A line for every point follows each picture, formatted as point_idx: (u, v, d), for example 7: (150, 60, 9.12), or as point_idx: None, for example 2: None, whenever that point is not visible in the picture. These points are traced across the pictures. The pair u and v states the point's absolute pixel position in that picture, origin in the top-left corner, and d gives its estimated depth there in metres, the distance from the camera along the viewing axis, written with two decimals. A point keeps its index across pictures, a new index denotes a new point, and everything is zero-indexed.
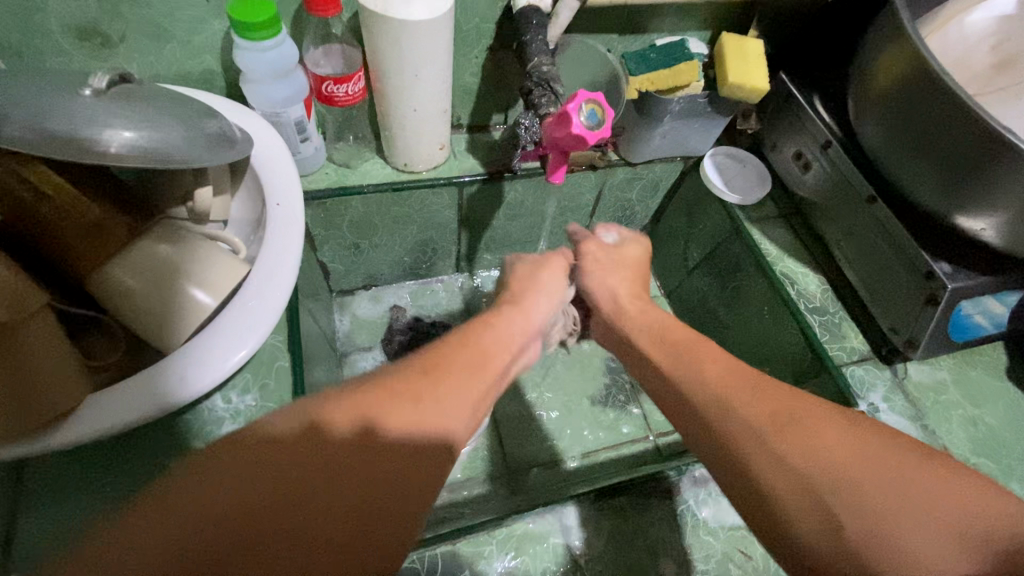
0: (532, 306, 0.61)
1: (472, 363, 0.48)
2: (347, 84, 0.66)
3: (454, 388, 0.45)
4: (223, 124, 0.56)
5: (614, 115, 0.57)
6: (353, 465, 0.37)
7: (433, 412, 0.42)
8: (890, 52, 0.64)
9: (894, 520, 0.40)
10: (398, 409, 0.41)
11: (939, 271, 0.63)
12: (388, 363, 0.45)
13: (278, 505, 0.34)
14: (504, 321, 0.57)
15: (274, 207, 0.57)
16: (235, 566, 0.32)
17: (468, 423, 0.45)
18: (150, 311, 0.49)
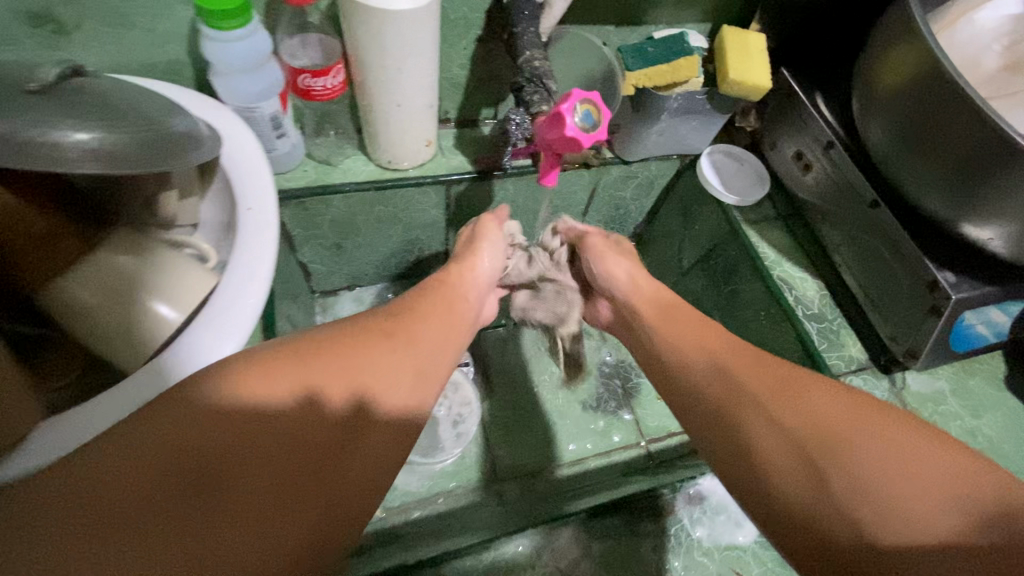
0: (480, 272, 0.67)
1: (431, 322, 0.56)
2: (325, 77, 0.62)
3: (423, 340, 0.53)
4: (190, 122, 0.52)
5: (610, 116, 0.53)
6: (321, 413, 0.43)
7: (399, 372, 0.49)
8: (899, 51, 0.60)
9: (885, 481, 0.41)
10: (372, 368, 0.47)
11: (944, 281, 0.61)
12: (358, 322, 0.52)
13: (252, 441, 0.39)
14: (457, 282, 0.64)
15: (246, 211, 0.54)
16: (226, 501, 0.37)
17: (430, 383, 0.52)
18: (112, 328, 0.46)
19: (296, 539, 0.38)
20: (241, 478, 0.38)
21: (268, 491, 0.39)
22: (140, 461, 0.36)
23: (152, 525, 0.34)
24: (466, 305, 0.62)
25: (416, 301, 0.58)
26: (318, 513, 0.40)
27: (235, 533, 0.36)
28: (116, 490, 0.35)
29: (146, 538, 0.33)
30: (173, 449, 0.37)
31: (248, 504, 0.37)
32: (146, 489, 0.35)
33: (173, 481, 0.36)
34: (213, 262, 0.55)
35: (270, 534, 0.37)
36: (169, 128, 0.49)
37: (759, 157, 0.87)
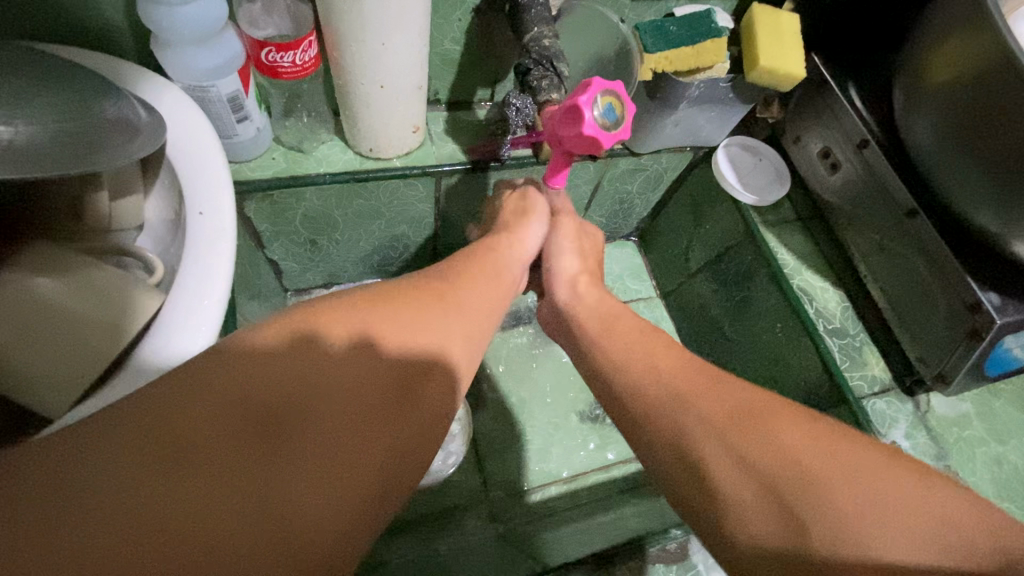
0: (522, 249, 0.57)
1: (475, 281, 0.48)
2: (293, 52, 0.52)
3: (468, 294, 0.45)
4: (125, 107, 0.42)
5: (635, 111, 0.45)
6: (379, 362, 0.37)
7: (455, 332, 0.42)
8: (954, 40, 0.52)
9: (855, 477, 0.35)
10: (403, 312, 0.40)
11: (987, 302, 0.56)
12: (405, 276, 0.45)
13: (315, 391, 0.34)
14: (506, 254, 0.55)
15: (196, 216, 0.44)
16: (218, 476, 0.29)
17: (477, 339, 0.44)
18: (32, 366, 0.39)
19: (370, 500, 0.33)
20: (305, 431, 0.32)
21: (336, 447, 0.33)
22: (185, 411, 0.30)
23: (219, 474, 0.29)
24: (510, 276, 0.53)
25: (461, 263, 0.50)
26: (389, 473, 0.35)
27: (309, 487, 0.31)
28: (173, 435, 0.29)
29: (210, 489, 0.29)
30: (231, 396, 0.32)
31: (317, 460, 0.32)
32: (209, 437, 0.30)
33: (232, 429, 0.31)
34: (161, 272, 0.45)
35: (343, 490, 0.32)
36: (96, 115, 0.39)
37: (779, 152, 0.80)
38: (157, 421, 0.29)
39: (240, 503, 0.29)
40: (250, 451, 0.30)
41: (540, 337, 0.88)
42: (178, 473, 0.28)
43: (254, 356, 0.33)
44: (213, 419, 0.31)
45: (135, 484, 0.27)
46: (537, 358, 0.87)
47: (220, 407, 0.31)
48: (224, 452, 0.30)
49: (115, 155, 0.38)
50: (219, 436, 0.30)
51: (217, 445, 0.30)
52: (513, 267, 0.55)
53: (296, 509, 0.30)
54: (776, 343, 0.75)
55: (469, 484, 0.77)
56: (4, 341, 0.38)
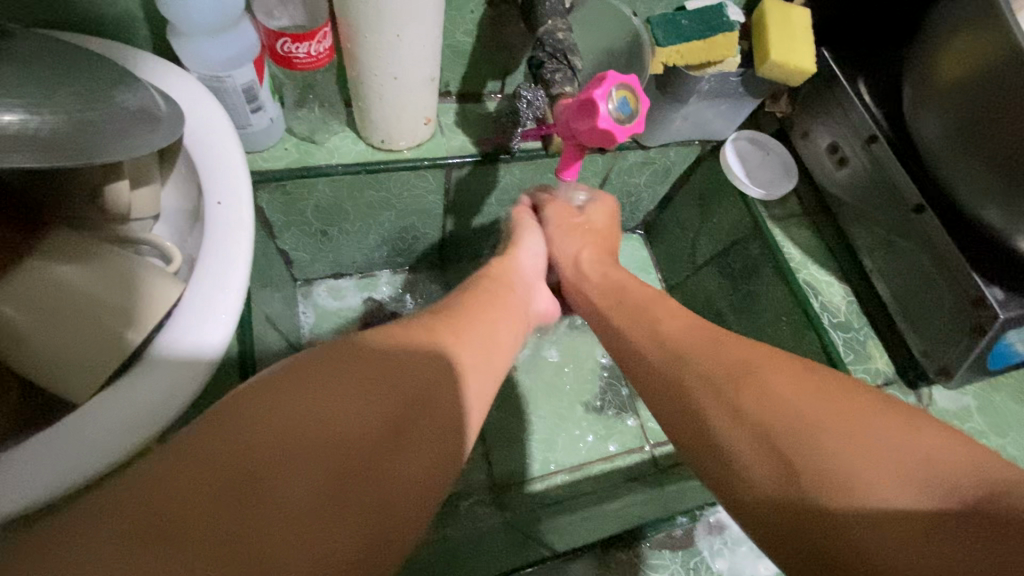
0: (519, 263, 0.59)
1: (482, 307, 0.49)
2: (308, 43, 0.52)
3: (471, 326, 0.46)
4: (145, 96, 0.42)
5: (649, 105, 0.46)
6: (373, 401, 0.36)
7: (452, 364, 0.41)
8: (965, 37, 0.52)
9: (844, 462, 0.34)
10: (401, 345, 0.40)
11: (991, 297, 0.56)
12: (409, 317, 0.45)
13: (306, 442, 0.33)
14: (504, 271, 0.57)
15: (214, 206, 0.45)
16: (209, 539, 0.28)
17: (482, 367, 0.43)
18: (54, 352, 0.40)
19: (368, 550, 0.32)
20: (293, 486, 0.31)
21: (329, 499, 0.32)
22: (174, 473, 0.29)
23: (208, 542, 0.28)
24: (512, 293, 0.54)
25: (465, 298, 0.50)
26: (386, 518, 0.34)
27: (303, 543, 0.30)
28: (160, 506, 0.28)
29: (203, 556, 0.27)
30: (217, 458, 0.30)
31: (310, 515, 0.31)
32: (195, 505, 0.29)
33: (221, 487, 0.30)
34: (179, 261, 0.46)
35: (337, 545, 0.31)
36: (117, 105, 0.40)
37: (786, 146, 0.80)
38: (143, 494, 0.28)
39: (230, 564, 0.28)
40: (240, 514, 0.29)
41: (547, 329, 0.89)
42: (165, 546, 0.27)
43: (239, 413, 0.32)
44: (203, 476, 0.30)
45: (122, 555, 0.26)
46: (543, 350, 0.88)
47: (207, 472, 0.30)
48: (210, 519, 0.29)
49: (135, 146, 0.39)
50: (204, 502, 0.29)
51: (202, 514, 0.28)
52: (518, 287, 0.56)
53: (290, 568, 0.29)
54: (782, 337, 0.76)
55: (476, 472, 0.78)
56: (31, 326, 0.39)
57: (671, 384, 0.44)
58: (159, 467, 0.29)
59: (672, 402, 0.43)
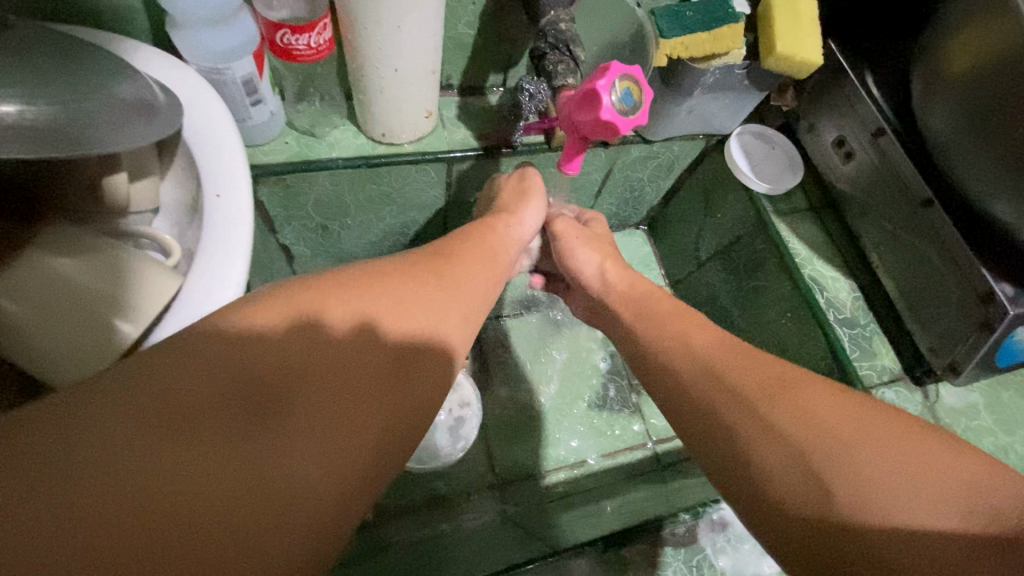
0: (520, 230, 0.57)
1: (475, 259, 0.48)
2: (308, 35, 0.51)
3: (467, 275, 0.45)
4: (142, 88, 0.42)
5: (652, 96, 0.45)
6: (378, 335, 0.36)
7: (452, 312, 0.41)
8: (977, 27, 0.51)
9: (876, 480, 0.33)
10: (398, 287, 0.39)
11: (1001, 293, 0.55)
12: (404, 256, 0.44)
13: (315, 360, 0.33)
14: (501, 231, 0.55)
15: (213, 199, 0.45)
16: (205, 448, 0.28)
17: (474, 316, 0.43)
18: (44, 343, 0.39)
19: (368, 468, 0.33)
20: (294, 413, 0.31)
21: (337, 417, 0.32)
22: (170, 386, 0.29)
23: (213, 449, 0.28)
24: (509, 257, 0.53)
25: (457, 242, 0.49)
26: (387, 442, 0.34)
27: (308, 453, 0.30)
28: (173, 400, 0.28)
29: (200, 465, 0.27)
30: (228, 365, 0.31)
31: (318, 428, 0.31)
32: (198, 411, 0.29)
33: (221, 405, 0.29)
34: (178, 254, 0.45)
35: (341, 459, 0.31)
36: (115, 96, 0.39)
37: (792, 139, 0.79)
38: (152, 393, 0.28)
39: (229, 476, 0.28)
40: (250, 419, 0.30)
41: (549, 324, 0.89)
42: (165, 452, 0.27)
43: (236, 335, 0.32)
44: (204, 391, 0.29)
45: (121, 453, 0.26)
46: (545, 346, 0.87)
47: (215, 385, 0.30)
48: (219, 419, 0.29)
49: (132, 137, 0.39)
50: (215, 403, 0.29)
51: (214, 413, 0.29)
52: (511, 248, 0.55)
53: (286, 488, 0.29)
54: (786, 333, 0.75)
55: (478, 467, 0.78)
56: (27, 316, 0.39)
57: None
58: (171, 361, 0.29)
59: None
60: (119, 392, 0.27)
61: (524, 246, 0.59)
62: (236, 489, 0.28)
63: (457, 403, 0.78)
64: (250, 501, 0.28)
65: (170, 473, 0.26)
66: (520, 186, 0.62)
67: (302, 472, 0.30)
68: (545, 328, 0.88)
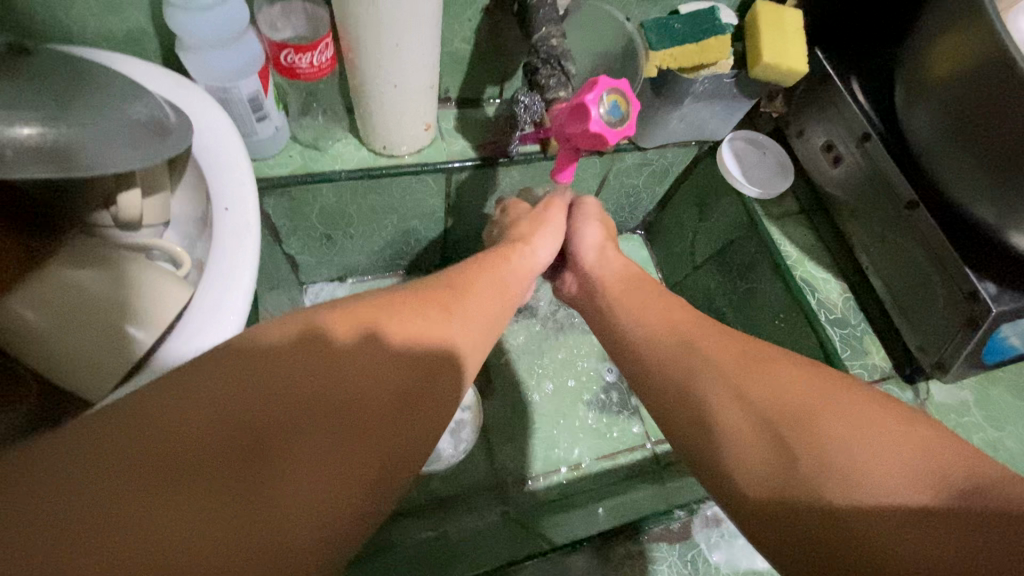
0: (533, 262, 0.57)
1: (489, 294, 0.48)
2: (310, 53, 0.54)
3: (477, 304, 0.46)
4: (154, 107, 0.44)
5: (639, 108, 0.47)
6: (381, 372, 0.36)
7: (457, 344, 0.42)
8: (955, 36, 0.52)
9: (859, 464, 0.33)
10: (407, 313, 0.40)
11: (984, 292, 0.57)
12: (413, 281, 0.45)
13: (316, 398, 0.33)
14: (516, 262, 0.55)
15: (222, 213, 0.47)
16: (209, 480, 0.28)
17: (480, 342, 0.44)
18: (63, 351, 0.41)
19: (362, 509, 0.33)
20: (299, 445, 0.32)
21: (334, 457, 0.32)
22: (179, 415, 0.29)
23: (217, 481, 0.28)
24: (520, 287, 0.54)
25: (473, 273, 0.49)
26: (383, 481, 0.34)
27: (303, 496, 0.31)
28: (170, 438, 0.28)
29: (205, 497, 0.28)
30: (236, 393, 0.31)
31: (314, 467, 0.32)
32: (205, 442, 0.29)
33: (227, 435, 0.30)
34: (187, 265, 0.48)
35: (336, 500, 0.32)
36: (129, 117, 0.42)
37: (783, 145, 0.81)
38: (161, 422, 0.29)
39: (232, 509, 0.28)
40: (247, 460, 0.30)
41: (548, 328, 0.90)
42: (172, 483, 0.27)
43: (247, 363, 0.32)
44: (212, 422, 0.30)
45: (128, 484, 0.26)
46: (544, 350, 0.89)
47: (223, 415, 0.30)
48: (217, 460, 0.29)
49: (146, 156, 0.41)
50: (213, 441, 0.29)
51: (212, 453, 0.29)
52: (521, 277, 0.55)
53: (286, 522, 0.30)
54: (780, 334, 0.77)
55: (480, 468, 0.80)
56: (47, 326, 0.41)
57: (665, 380, 0.45)
58: (171, 397, 0.30)
59: (663, 397, 0.44)
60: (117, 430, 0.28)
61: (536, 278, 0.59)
62: (238, 523, 0.28)
63: (458, 406, 0.82)
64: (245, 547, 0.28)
65: (167, 514, 0.26)
66: (538, 216, 0.62)
67: (296, 515, 0.30)
68: (543, 333, 0.90)
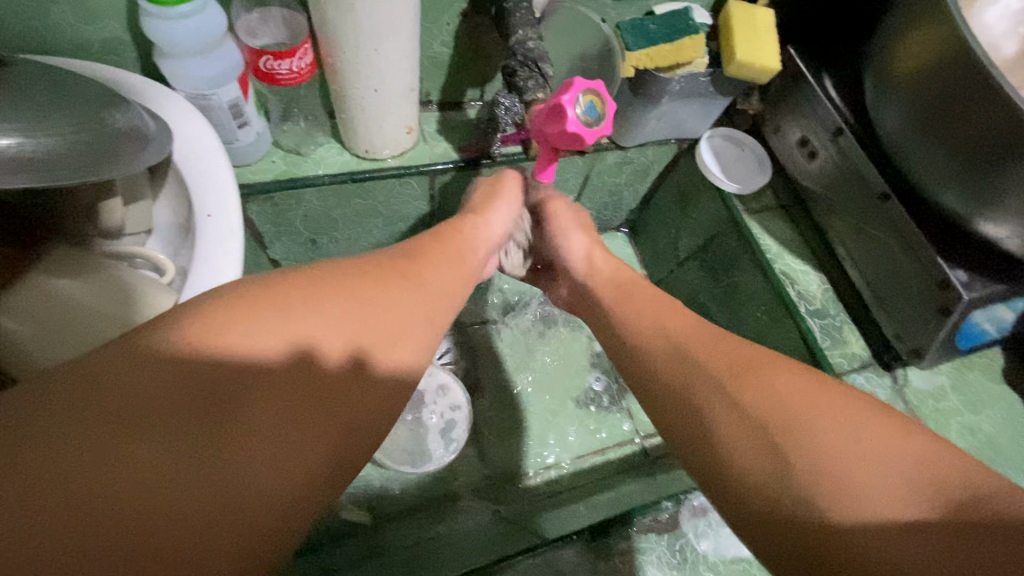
0: (487, 229, 0.57)
1: (440, 254, 0.48)
2: (290, 60, 0.54)
3: (432, 270, 0.46)
4: (134, 116, 0.44)
5: (615, 108, 0.48)
6: (327, 358, 0.36)
7: (415, 313, 0.42)
8: (920, 32, 0.54)
9: (841, 470, 0.35)
10: (363, 295, 0.40)
11: (955, 279, 0.59)
12: (369, 254, 0.44)
13: (266, 372, 0.34)
14: (471, 230, 0.55)
15: (204, 219, 0.47)
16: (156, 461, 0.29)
17: (442, 309, 0.45)
18: (45, 362, 0.41)
19: (317, 470, 0.34)
20: (253, 420, 0.33)
21: (289, 423, 0.34)
22: (130, 395, 0.30)
23: (171, 458, 0.30)
24: (475, 257, 0.53)
25: (429, 245, 0.49)
26: (338, 441, 0.36)
27: (261, 457, 0.32)
28: (132, 399, 0.30)
29: (157, 473, 0.29)
30: (184, 378, 0.32)
31: (268, 445, 0.33)
32: (158, 418, 0.31)
33: (177, 415, 0.31)
34: (173, 272, 0.48)
35: (291, 460, 0.33)
36: (108, 125, 0.42)
37: (759, 140, 0.82)
38: (114, 397, 0.30)
39: (185, 489, 0.30)
40: (205, 423, 0.32)
41: (536, 327, 0.91)
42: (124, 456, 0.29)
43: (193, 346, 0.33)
44: (162, 402, 0.31)
45: (88, 457, 0.28)
46: (532, 349, 0.89)
47: (172, 395, 0.31)
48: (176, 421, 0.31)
49: (125, 164, 0.42)
50: (175, 404, 0.31)
51: (161, 431, 0.30)
52: (478, 248, 0.54)
53: (245, 491, 0.31)
54: (762, 327, 0.79)
55: (471, 468, 0.80)
56: (32, 336, 0.41)
57: None
58: (118, 376, 0.31)
59: None
60: (72, 397, 0.29)
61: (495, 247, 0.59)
62: (194, 498, 0.30)
63: (449, 406, 0.82)
64: (202, 502, 0.30)
65: (120, 485, 0.28)
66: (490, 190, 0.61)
67: (251, 484, 0.32)
68: (531, 332, 0.91)
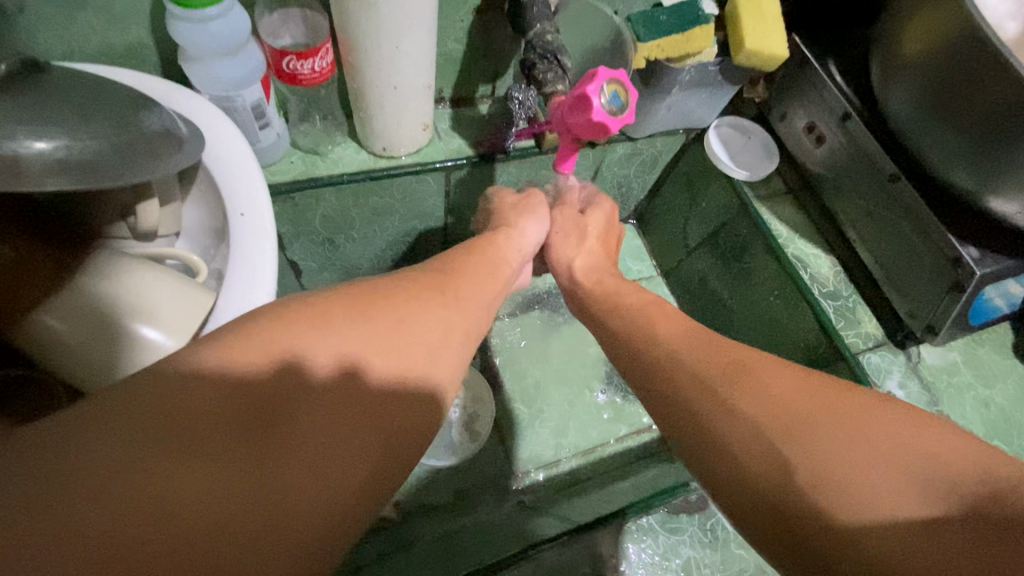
0: (519, 243, 0.59)
1: (480, 271, 0.49)
2: (312, 60, 0.55)
3: (468, 286, 0.47)
4: (166, 119, 0.45)
5: (637, 97, 0.49)
6: (373, 368, 0.35)
7: (453, 330, 0.42)
8: (924, 17, 0.55)
9: (855, 474, 0.33)
10: (399, 306, 0.39)
11: (967, 256, 0.60)
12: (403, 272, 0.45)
13: (315, 394, 0.33)
14: (503, 244, 0.57)
15: (238, 218, 0.48)
16: (212, 470, 0.28)
17: (477, 322, 0.45)
18: (82, 360, 0.42)
19: (366, 489, 0.33)
20: (305, 433, 0.31)
21: (338, 441, 0.32)
22: (186, 404, 0.28)
23: (228, 469, 0.28)
24: (510, 268, 0.55)
25: (461, 258, 0.51)
26: (386, 458, 0.34)
27: (310, 479, 0.30)
28: (183, 411, 0.28)
29: (214, 484, 0.27)
30: (235, 389, 0.30)
31: (322, 460, 0.31)
32: (213, 425, 0.29)
33: (231, 424, 0.29)
34: (205, 272, 0.49)
35: (339, 484, 0.31)
36: (143, 128, 0.42)
37: (766, 128, 0.84)
38: (169, 407, 0.28)
39: (242, 500, 0.28)
40: (252, 426, 0.30)
41: (550, 321, 0.92)
42: (179, 465, 0.27)
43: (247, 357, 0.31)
44: (217, 411, 0.29)
45: (143, 468, 0.26)
46: (548, 342, 0.90)
47: (226, 404, 0.29)
48: (226, 439, 0.29)
49: (163, 166, 0.42)
50: (226, 419, 0.29)
51: (217, 442, 0.28)
52: (512, 258, 0.56)
53: (300, 505, 0.30)
54: (776, 311, 0.80)
55: (493, 460, 0.81)
56: (65, 330, 0.42)
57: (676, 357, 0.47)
58: (173, 383, 0.29)
59: None
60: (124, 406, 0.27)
61: (526, 260, 0.60)
62: (248, 512, 0.28)
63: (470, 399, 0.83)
64: (262, 515, 0.28)
65: (179, 495, 0.26)
66: (524, 200, 0.64)
67: (308, 500, 0.30)
68: (545, 326, 0.92)
